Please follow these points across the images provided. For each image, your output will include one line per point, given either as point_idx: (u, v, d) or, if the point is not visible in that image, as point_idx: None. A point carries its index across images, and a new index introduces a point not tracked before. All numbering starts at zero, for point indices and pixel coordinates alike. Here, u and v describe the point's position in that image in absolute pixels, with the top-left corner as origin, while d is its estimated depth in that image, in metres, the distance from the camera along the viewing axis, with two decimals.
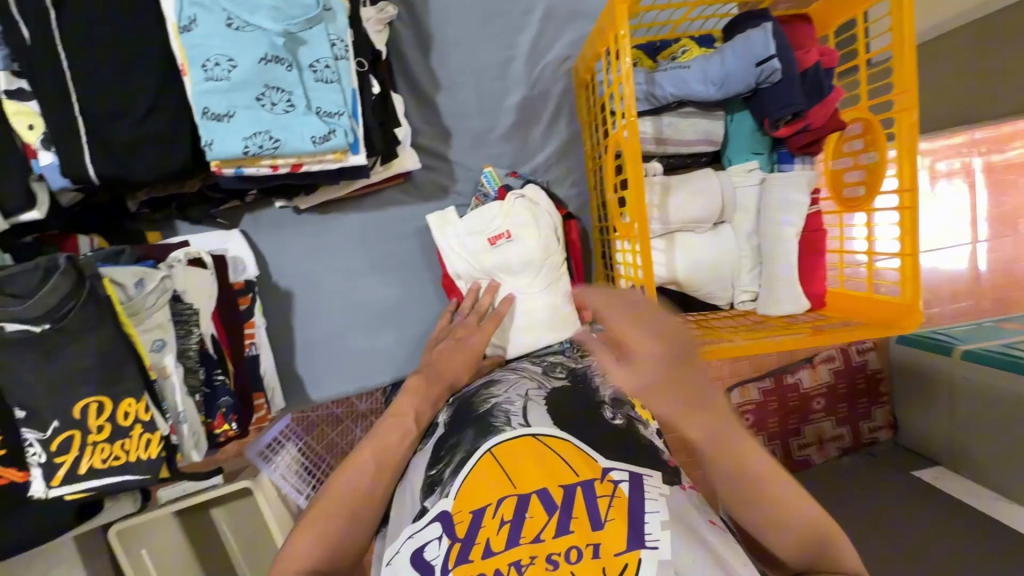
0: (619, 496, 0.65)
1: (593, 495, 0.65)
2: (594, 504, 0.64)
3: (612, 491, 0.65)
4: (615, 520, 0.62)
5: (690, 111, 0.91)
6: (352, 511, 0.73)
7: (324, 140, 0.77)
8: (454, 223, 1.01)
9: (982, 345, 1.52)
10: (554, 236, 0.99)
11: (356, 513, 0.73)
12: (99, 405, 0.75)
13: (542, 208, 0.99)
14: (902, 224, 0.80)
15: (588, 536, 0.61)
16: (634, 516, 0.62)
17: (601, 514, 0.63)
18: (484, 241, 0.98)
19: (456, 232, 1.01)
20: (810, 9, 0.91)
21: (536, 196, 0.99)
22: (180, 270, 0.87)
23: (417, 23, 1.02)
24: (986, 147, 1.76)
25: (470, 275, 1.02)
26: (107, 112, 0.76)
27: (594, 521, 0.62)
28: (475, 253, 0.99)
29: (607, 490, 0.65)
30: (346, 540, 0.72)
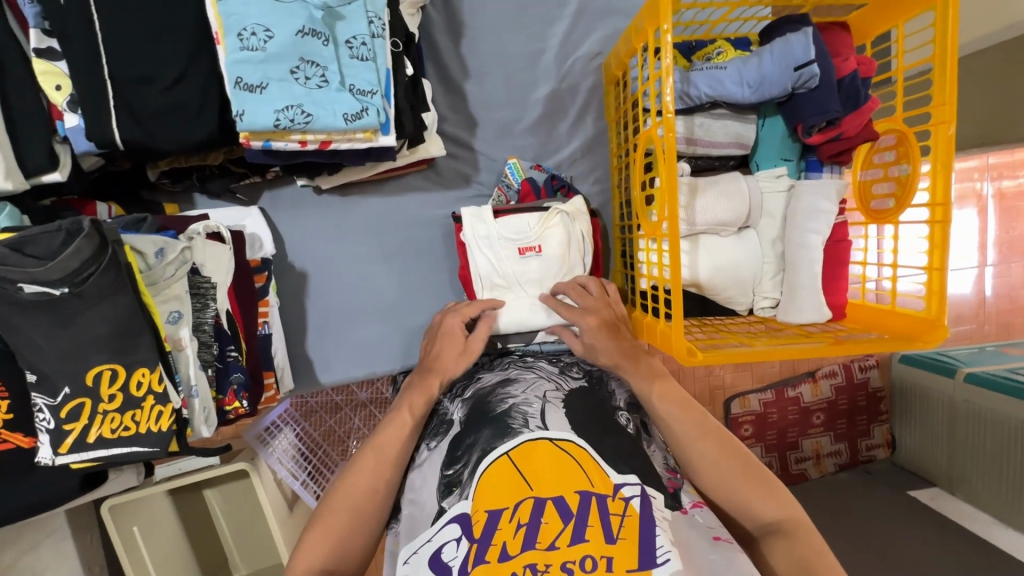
0: (630, 515, 0.63)
1: (606, 512, 0.63)
2: (605, 521, 0.62)
3: (625, 509, 0.63)
4: (628, 539, 0.60)
5: (722, 113, 0.90)
6: (355, 509, 0.72)
7: (356, 118, 0.76)
8: (488, 223, 0.95)
9: (987, 368, 1.51)
10: (581, 264, 0.98)
11: (360, 508, 0.72)
12: (113, 372, 0.73)
13: (579, 229, 0.97)
14: (931, 239, 0.79)
15: (601, 549, 0.59)
16: (645, 534, 0.61)
17: (614, 530, 0.61)
18: (514, 250, 0.95)
19: (490, 232, 0.95)
20: (849, 18, 0.90)
21: (579, 217, 0.97)
22: (200, 243, 0.85)
23: (450, 10, 1.02)
24: (998, 172, 1.77)
25: (489, 281, 0.96)
26: (138, 77, 0.74)
27: (607, 535, 0.61)
28: (501, 259, 0.95)
29: (619, 509, 0.63)
30: (353, 535, 0.71)
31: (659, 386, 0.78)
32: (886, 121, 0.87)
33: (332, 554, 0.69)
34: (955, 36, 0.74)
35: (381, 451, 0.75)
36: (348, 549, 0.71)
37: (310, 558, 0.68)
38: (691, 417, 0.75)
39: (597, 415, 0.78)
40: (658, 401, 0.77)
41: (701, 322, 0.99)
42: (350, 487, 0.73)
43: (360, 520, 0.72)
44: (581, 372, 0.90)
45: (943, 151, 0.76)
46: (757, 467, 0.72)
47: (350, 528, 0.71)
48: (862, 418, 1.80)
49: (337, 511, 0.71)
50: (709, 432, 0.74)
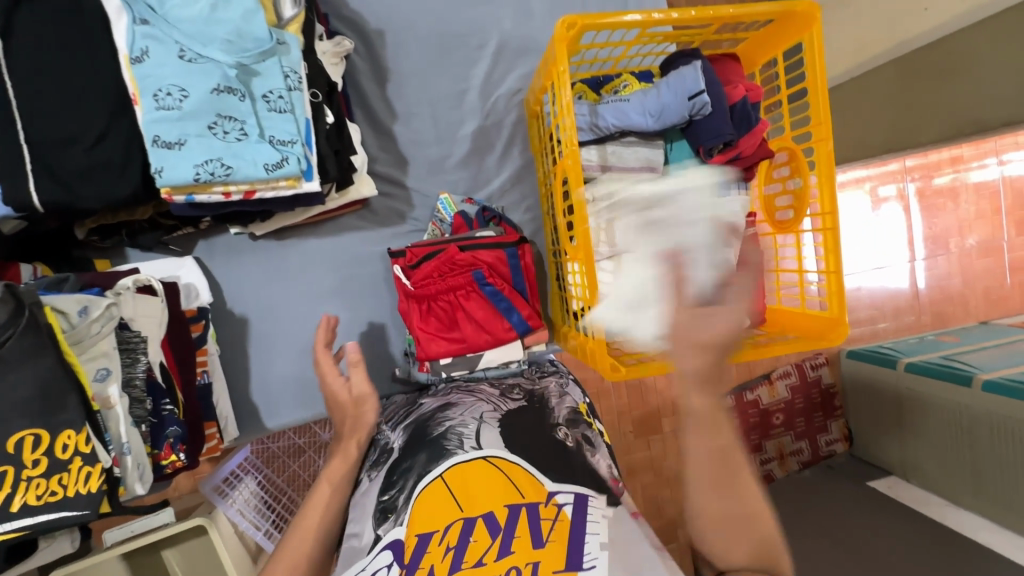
0: (561, 520, 0.68)
1: (537, 518, 0.68)
2: (536, 526, 0.67)
3: (556, 514, 0.69)
4: (556, 542, 0.66)
5: (632, 140, 0.97)
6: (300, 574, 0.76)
7: (277, 167, 0.79)
8: None
9: (923, 357, 1.61)
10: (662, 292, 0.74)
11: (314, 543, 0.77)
12: (36, 438, 0.71)
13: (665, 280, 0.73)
14: (826, 245, 0.86)
15: (529, 554, 0.64)
16: (574, 540, 0.66)
17: (544, 535, 0.66)
18: None
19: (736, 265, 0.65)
20: (739, 49, 0.98)
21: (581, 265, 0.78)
22: (128, 298, 0.85)
23: (373, 57, 1.07)
24: (916, 174, 1.91)
25: None
26: (55, 139, 0.76)
27: (535, 539, 0.66)
28: None
29: (550, 514, 0.69)
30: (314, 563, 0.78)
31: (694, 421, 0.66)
32: (780, 139, 0.95)
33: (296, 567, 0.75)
34: (823, 62, 0.82)
35: (307, 523, 0.79)
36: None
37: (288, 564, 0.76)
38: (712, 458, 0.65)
39: (534, 433, 0.82)
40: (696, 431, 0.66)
41: None
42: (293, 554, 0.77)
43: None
44: (522, 394, 0.94)
45: (824, 165, 0.84)
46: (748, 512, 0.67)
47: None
48: (819, 415, 1.88)
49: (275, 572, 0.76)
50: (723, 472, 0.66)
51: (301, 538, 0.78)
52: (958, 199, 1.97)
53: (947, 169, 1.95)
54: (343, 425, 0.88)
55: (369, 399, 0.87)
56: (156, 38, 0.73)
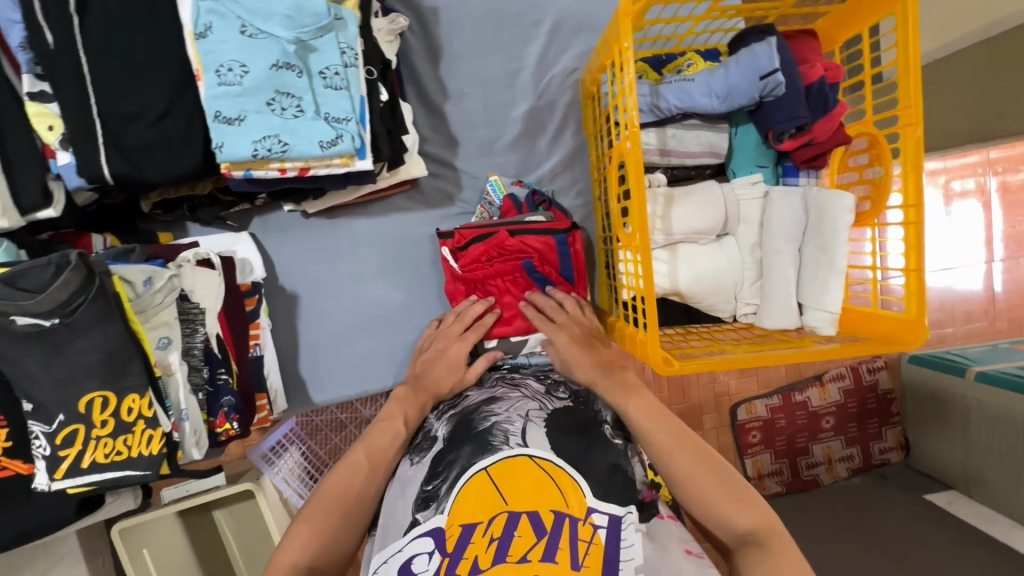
0: (596, 543, 0.66)
1: (576, 536, 0.67)
2: (574, 545, 0.66)
3: (592, 536, 0.67)
4: (592, 567, 0.64)
5: (695, 123, 0.91)
6: (345, 510, 0.74)
7: (331, 144, 0.79)
8: None
9: (999, 366, 1.47)
10: None
11: (351, 509, 0.74)
12: (104, 399, 0.76)
13: None
14: (908, 240, 0.79)
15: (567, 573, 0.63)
16: (609, 563, 0.65)
17: (580, 557, 0.65)
18: None
19: None
20: (818, 24, 0.91)
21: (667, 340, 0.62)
22: (188, 270, 0.87)
23: (427, 35, 1.05)
24: (1000, 167, 1.75)
25: None
26: (123, 115, 0.78)
27: (574, 560, 0.64)
28: None
29: (586, 535, 0.67)
30: (342, 533, 0.73)
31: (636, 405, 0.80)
32: (859, 124, 0.87)
33: (319, 552, 0.70)
34: (915, 40, 0.74)
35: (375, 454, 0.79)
36: (336, 547, 0.72)
37: (296, 557, 0.69)
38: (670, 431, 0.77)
39: (575, 433, 0.79)
40: (636, 416, 0.79)
41: (686, 330, 0.99)
42: (341, 486, 0.76)
43: (350, 524, 0.74)
44: (567, 392, 0.90)
45: (912, 153, 0.77)
46: (734, 483, 0.73)
47: (340, 526, 0.73)
48: (873, 421, 1.76)
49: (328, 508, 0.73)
50: (685, 445, 0.76)
51: (325, 501, 0.74)
52: None
53: None
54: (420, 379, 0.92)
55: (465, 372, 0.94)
56: (219, 13, 0.74)
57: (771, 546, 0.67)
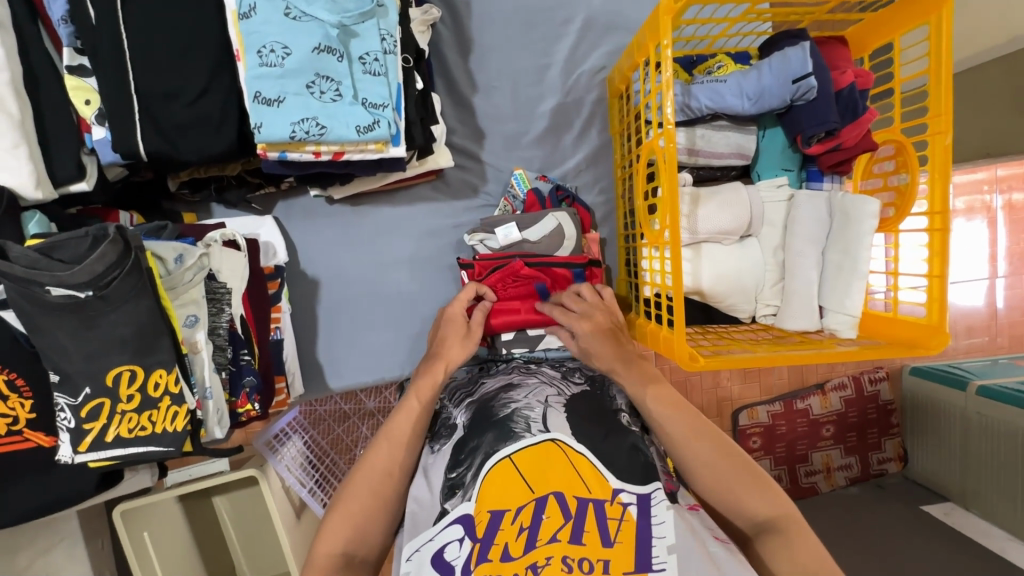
0: (626, 519, 0.68)
1: (604, 515, 0.68)
2: (602, 526, 0.68)
3: (621, 513, 0.69)
4: (623, 542, 0.67)
5: (723, 125, 0.92)
6: (375, 494, 0.76)
7: (368, 129, 0.79)
8: None
9: (1000, 381, 1.49)
10: None
11: (380, 494, 0.76)
12: (132, 373, 0.76)
13: None
14: (932, 247, 0.81)
15: (598, 553, 0.65)
16: (639, 543, 0.66)
17: (612, 533, 0.67)
18: None
19: None
20: (847, 32, 0.92)
21: None
22: (216, 250, 0.88)
23: (458, 27, 1.06)
24: (1007, 184, 1.76)
25: None
26: (161, 92, 0.78)
27: (604, 539, 0.67)
28: None
29: (616, 512, 0.69)
30: (372, 521, 0.75)
31: (653, 388, 0.80)
32: (886, 131, 0.89)
33: (352, 539, 0.73)
34: (949, 50, 0.75)
35: (395, 438, 0.79)
36: (369, 534, 0.74)
37: (331, 544, 0.72)
38: (685, 414, 0.78)
39: (595, 420, 0.81)
40: (653, 399, 0.79)
41: (704, 330, 0.99)
42: (367, 474, 0.77)
43: (384, 509, 0.76)
44: (584, 377, 0.93)
45: (940, 161, 0.78)
46: (750, 466, 0.74)
47: (372, 510, 0.75)
48: (873, 432, 1.76)
49: (358, 496, 0.75)
50: (703, 430, 0.76)
51: (356, 495, 0.75)
52: None
53: None
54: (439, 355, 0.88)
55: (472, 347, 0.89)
56: None
57: (783, 532, 0.71)
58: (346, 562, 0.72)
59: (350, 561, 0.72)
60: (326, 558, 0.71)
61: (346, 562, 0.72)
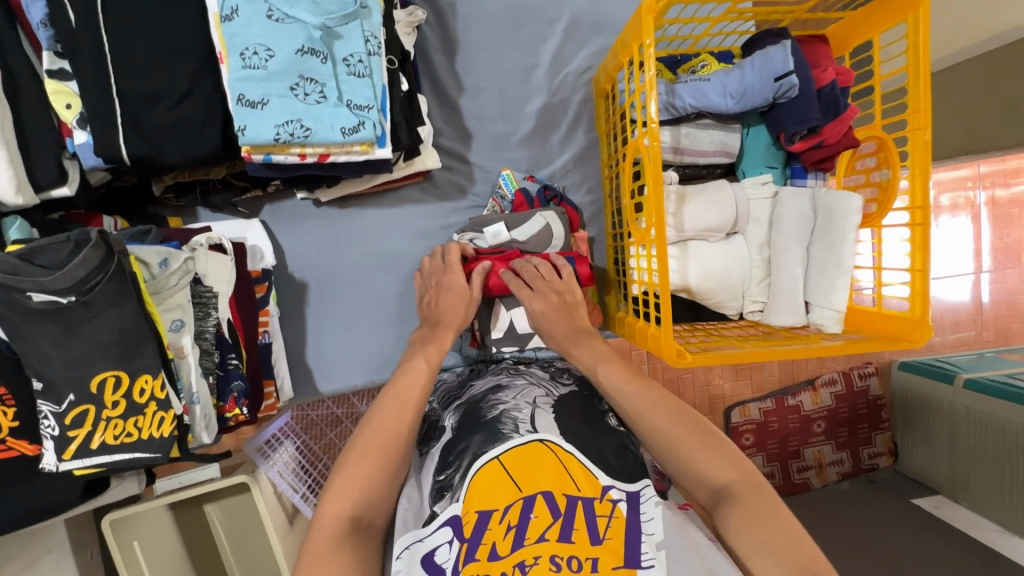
0: (616, 516, 0.68)
1: (593, 513, 0.68)
2: (592, 523, 0.67)
3: (611, 509, 0.69)
4: (614, 539, 0.66)
5: (707, 123, 0.93)
6: (383, 453, 0.72)
7: (353, 131, 0.79)
8: None
9: (986, 374, 1.51)
10: None
11: (389, 453, 0.72)
12: (116, 379, 0.75)
13: None
14: (913, 242, 0.82)
15: (587, 550, 0.65)
16: (630, 539, 0.66)
17: (601, 531, 0.67)
18: None
19: None
20: (828, 30, 0.94)
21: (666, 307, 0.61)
22: (203, 254, 0.87)
23: (444, 29, 1.06)
24: (990, 180, 1.79)
25: None
26: (143, 95, 0.78)
27: (593, 535, 0.66)
28: None
29: (605, 510, 0.69)
30: (380, 482, 0.71)
31: (605, 364, 0.82)
32: (867, 128, 0.90)
33: (361, 502, 0.69)
34: (926, 48, 0.77)
35: (402, 397, 0.77)
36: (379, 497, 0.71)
37: (337, 508, 0.67)
38: (643, 388, 0.78)
39: (584, 418, 0.82)
40: (607, 377, 0.81)
41: (693, 327, 1.00)
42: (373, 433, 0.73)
43: (392, 471, 0.72)
44: (572, 378, 0.94)
45: (920, 157, 0.79)
46: (710, 434, 0.73)
47: (380, 471, 0.71)
48: (863, 427, 1.78)
49: (365, 455, 0.71)
50: (661, 402, 0.76)
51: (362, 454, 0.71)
52: None
53: None
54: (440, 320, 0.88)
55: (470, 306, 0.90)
56: None
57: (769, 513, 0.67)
58: (354, 524, 0.67)
59: (358, 526, 0.68)
60: (333, 521, 0.67)
61: (354, 527, 0.67)
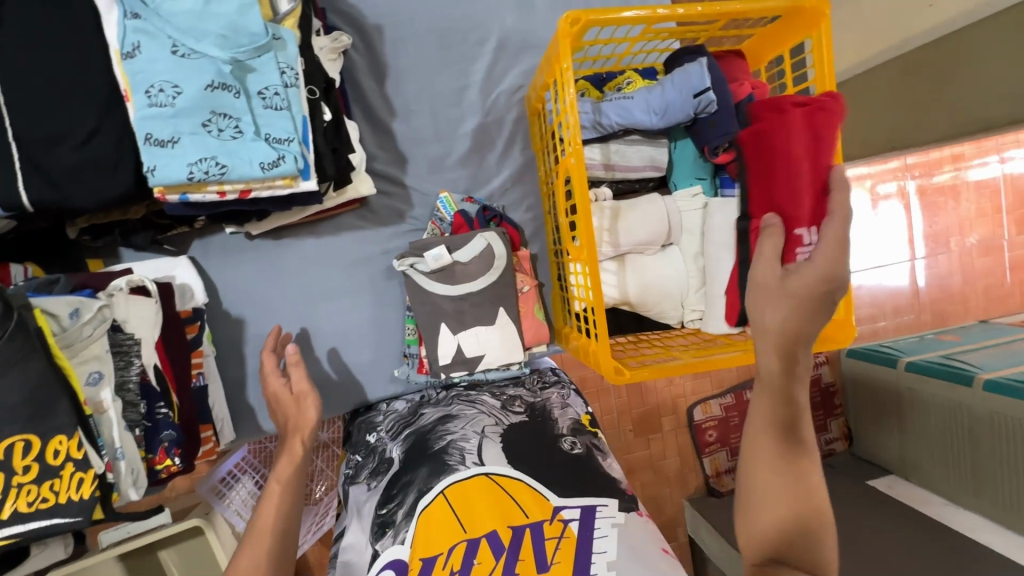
0: (567, 538, 0.66)
1: (542, 537, 0.66)
2: (541, 547, 0.65)
3: (561, 533, 0.67)
4: (562, 563, 0.64)
5: (636, 139, 0.95)
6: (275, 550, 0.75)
7: (273, 165, 0.77)
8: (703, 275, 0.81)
9: (924, 356, 1.58)
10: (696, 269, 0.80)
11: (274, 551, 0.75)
12: (26, 443, 0.69)
13: None
14: None
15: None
16: (580, 558, 0.64)
17: (548, 556, 0.64)
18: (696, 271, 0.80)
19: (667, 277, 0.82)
20: (744, 45, 0.97)
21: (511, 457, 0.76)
22: (121, 300, 0.84)
23: (371, 53, 1.05)
24: (918, 171, 1.89)
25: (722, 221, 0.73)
26: (43, 137, 0.73)
27: (542, 561, 0.64)
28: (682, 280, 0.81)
29: (556, 532, 0.67)
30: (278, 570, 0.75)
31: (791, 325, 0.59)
32: None
33: None
34: (830, 62, 0.80)
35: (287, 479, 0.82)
36: None
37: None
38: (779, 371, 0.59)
39: (536, 446, 0.81)
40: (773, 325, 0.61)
41: (636, 338, 1.02)
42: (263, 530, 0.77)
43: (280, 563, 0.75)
44: (523, 407, 0.92)
45: (832, 165, 0.83)
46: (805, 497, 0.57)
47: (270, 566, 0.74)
48: (818, 414, 1.85)
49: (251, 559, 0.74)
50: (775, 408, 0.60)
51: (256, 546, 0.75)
52: (958, 197, 1.95)
53: (949, 167, 1.93)
54: (287, 425, 0.89)
55: (310, 395, 0.91)
56: (148, 32, 0.71)
57: None
58: None
59: None
60: None
61: None
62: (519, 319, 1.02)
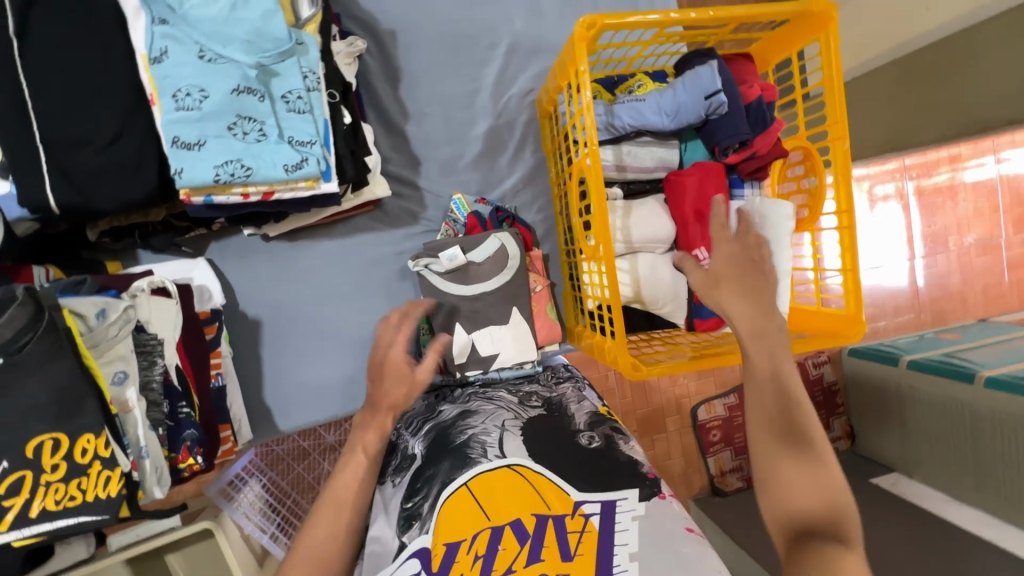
0: (587, 531, 0.69)
1: (564, 529, 0.69)
2: (563, 538, 0.68)
3: (583, 526, 0.69)
4: (585, 555, 0.66)
5: (648, 140, 0.97)
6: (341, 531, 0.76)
7: (296, 168, 0.78)
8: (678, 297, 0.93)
9: (926, 354, 1.60)
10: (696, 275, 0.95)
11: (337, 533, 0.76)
12: (55, 441, 0.71)
13: None
14: (843, 243, 0.87)
15: (557, 566, 0.65)
16: (602, 550, 0.67)
17: (571, 547, 0.67)
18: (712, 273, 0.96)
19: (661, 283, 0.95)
20: (752, 48, 0.99)
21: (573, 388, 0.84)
22: (143, 300, 0.85)
23: (385, 57, 1.06)
24: (915, 172, 1.92)
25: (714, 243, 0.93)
26: (70, 140, 0.75)
27: (565, 551, 0.67)
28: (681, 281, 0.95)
29: (577, 526, 0.69)
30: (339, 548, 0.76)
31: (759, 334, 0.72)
32: (794, 138, 0.96)
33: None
34: (839, 64, 0.82)
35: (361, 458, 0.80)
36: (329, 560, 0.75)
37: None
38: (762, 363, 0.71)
39: (558, 445, 0.81)
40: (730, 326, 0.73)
41: (649, 336, 1.04)
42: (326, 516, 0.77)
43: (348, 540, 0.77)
44: (540, 402, 0.94)
45: (841, 165, 0.85)
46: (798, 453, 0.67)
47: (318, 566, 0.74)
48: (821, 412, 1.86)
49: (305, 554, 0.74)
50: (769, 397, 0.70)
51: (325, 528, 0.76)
52: (956, 197, 1.97)
53: (947, 168, 1.96)
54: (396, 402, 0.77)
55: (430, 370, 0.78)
56: (175, 38, 0.72)
57: None
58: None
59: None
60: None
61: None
62: (532, 317, 1.03)
